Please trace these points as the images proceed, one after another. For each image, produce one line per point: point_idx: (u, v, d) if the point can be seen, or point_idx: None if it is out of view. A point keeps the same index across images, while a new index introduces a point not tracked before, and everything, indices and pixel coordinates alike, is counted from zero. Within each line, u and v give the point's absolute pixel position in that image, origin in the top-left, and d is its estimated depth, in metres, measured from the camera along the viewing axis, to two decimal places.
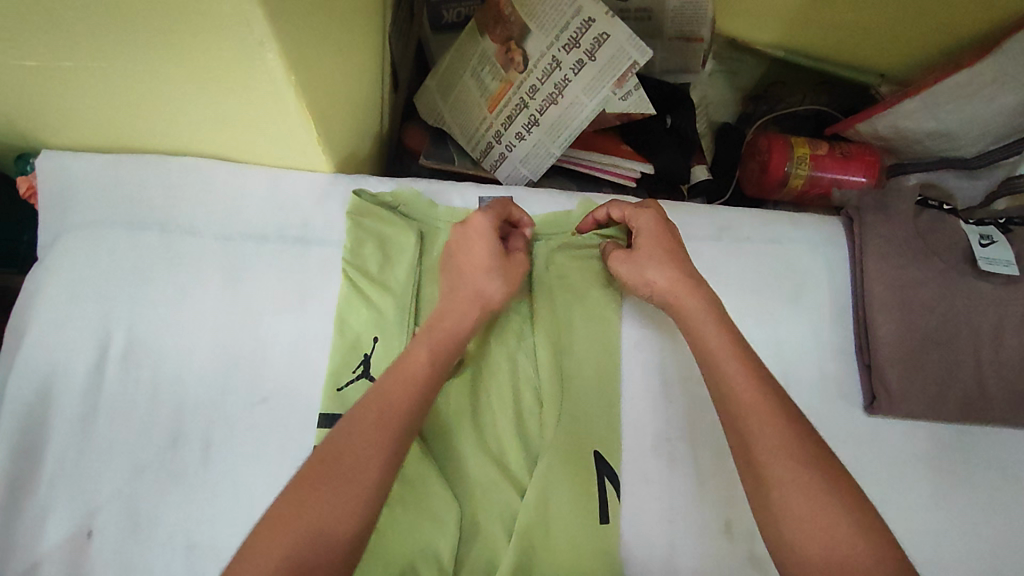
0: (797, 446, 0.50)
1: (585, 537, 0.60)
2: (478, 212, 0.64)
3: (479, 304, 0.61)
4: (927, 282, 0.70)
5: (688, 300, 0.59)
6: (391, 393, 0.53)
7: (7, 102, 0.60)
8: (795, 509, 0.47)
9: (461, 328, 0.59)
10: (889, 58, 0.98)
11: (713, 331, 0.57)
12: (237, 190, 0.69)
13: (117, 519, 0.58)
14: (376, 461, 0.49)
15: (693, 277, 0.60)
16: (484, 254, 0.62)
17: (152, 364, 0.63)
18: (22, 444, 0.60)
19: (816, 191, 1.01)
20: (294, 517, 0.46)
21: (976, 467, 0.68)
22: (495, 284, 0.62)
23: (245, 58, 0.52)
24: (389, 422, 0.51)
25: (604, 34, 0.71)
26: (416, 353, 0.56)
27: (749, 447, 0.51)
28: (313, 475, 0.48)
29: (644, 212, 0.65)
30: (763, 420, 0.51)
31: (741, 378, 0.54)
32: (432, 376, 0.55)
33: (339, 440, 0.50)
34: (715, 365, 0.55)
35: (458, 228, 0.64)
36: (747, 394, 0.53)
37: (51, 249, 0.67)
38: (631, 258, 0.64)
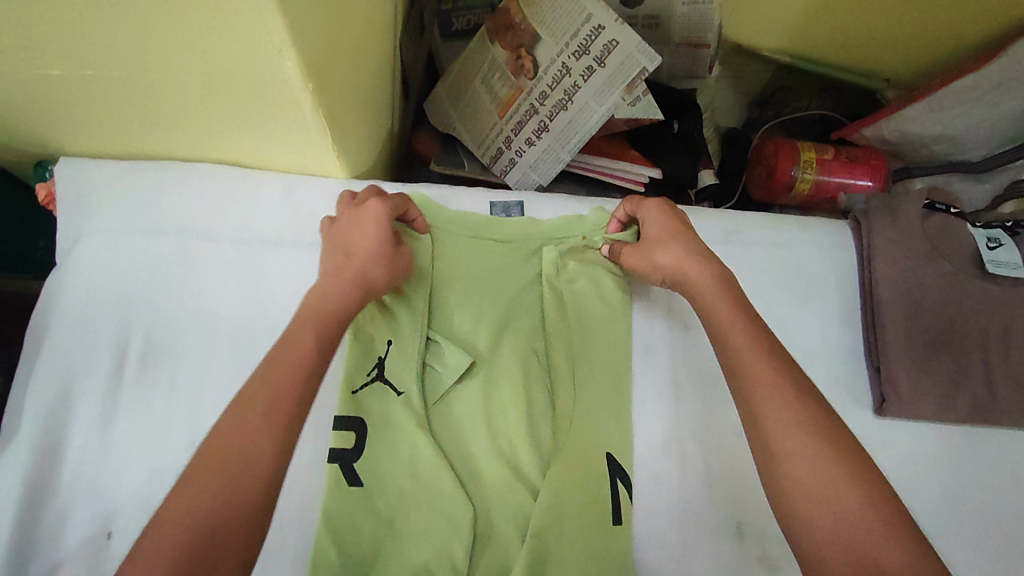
0: (805, 417, 0.50)
1: (597, 539, 0.60)
2: (373, 200, 0.63)
3: (363, 287, 0.59)
4: (934, 284, 0.71)
5: (697, 275, 0.60)
6: (276, 376, 0.49)
7: (28, 110, 0.61)
8: (805, 480, 0.48)
9: (344, 309, 0.57)
10: (895, 64, 0.99)
11: (723, 304, 0.58)
12: (252, 195, 0.70)
13: (136, 521, 0.59)
14: (268, 450, 0.46)
15: (702, 254, 0.61)
16: (375, 237, 0.61)
17: (169, 367, 0.64)
18: (42, 447, 0.60)
19: (822, 195, 1.01)
20: (187, 518, 0.43)
21: (986, 470, 0.69)
22: (381, 271, 0.61)
23: (263, 64, 0.53)
24: (281, 406, 0.48)
25: (614, 41, 0.72)
26: (302, 334, 0.53)
27: (758, 421, 0.51)
28: (203, 471, 0.45)
29: (651, 202, 0.66)
30: (773, 392, 0.51)
31: (750, 350, 0.54)
32: (319, 358, 0.52)
33: (229, 429, 0.47)
34: (726, 340, 0.56)
35: (350, 214, 0.63)
36: (755, 365, 0.53)
37: (71, 254, 0.68)
38: (642, 245, 0.65)
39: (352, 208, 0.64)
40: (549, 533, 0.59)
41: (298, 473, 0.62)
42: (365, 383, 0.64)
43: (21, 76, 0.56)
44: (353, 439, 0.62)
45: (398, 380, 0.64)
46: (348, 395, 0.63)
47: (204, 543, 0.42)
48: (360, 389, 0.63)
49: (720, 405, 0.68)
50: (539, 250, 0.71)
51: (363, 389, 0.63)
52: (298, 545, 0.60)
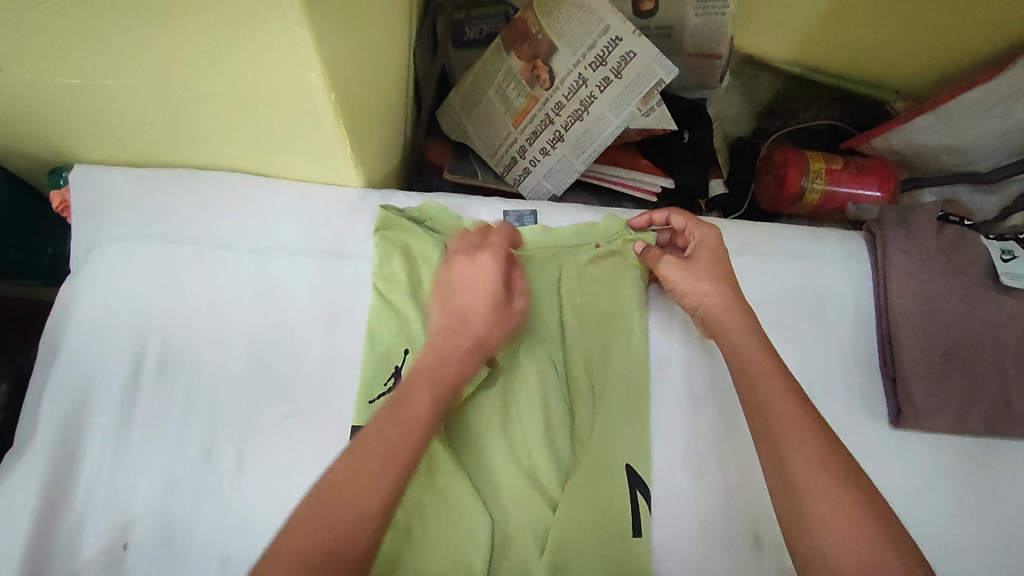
0: (828, 458, 0.51)
1: (617, 550, 0.60)
2: (485, 258, 0.64)
3: (476, 351, 0.60)
4: (949, 297, 0.71)
5: (734, 318, 0.61)
6: (392, 433, 0.51)
7: (47, 117, 0.61)
8: (833, 520, 0.48)
9: (459, 373, 0.58)
10: (904, 76, 1.00)
11: (755, 350, 0.59)
12: (270, 204, 0.70)
13: (152, 531, 0.58)
14: (380, 504, 0.48)
15: (745, 302, 0.63)
16: (489, 298, 0.62)
17: (186, 375, 0.64)
18: (59, 456, 0.60)
19: (831, 205, 1.02)
20: (301, 562, 0.44)
21: (1001, 480, 0.69)
22: (494, 331, 0.62)
23: (289, 76, 0.53)
24: (395, 463, 0.50)
25: (631, 52, 0.73)
26: (420, 395, 0.55)
27: (783, 462, 0.52)
28: (317, 515, 0.46)
29: (708, 228, 0.68)
30: (802, 436, 0.52)
31: (780, 396, 0.55)
32: (432, 423, 0.54)
33: (348, 478, 0.48)
34: (755, 385, 0.57)
35: (464, 269, 0.64)
36: (783, 410, 0.54)
37: (86, 261, 0.68)
38: (683, 271, 0.66)
39: (464, 258, 0.65)
40: (567, 543, 0.59)
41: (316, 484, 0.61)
42: (381, 393, 0.64)
43: (42, 84, 0.56)
44: None
45: None
46: (364, 405, 0.63)
47: None
48: (376, 399, 0.63)
49: (737, 416, 0.68)
50: (548, 260, 0.72)
51: (380, 399, 0.63)
52: None
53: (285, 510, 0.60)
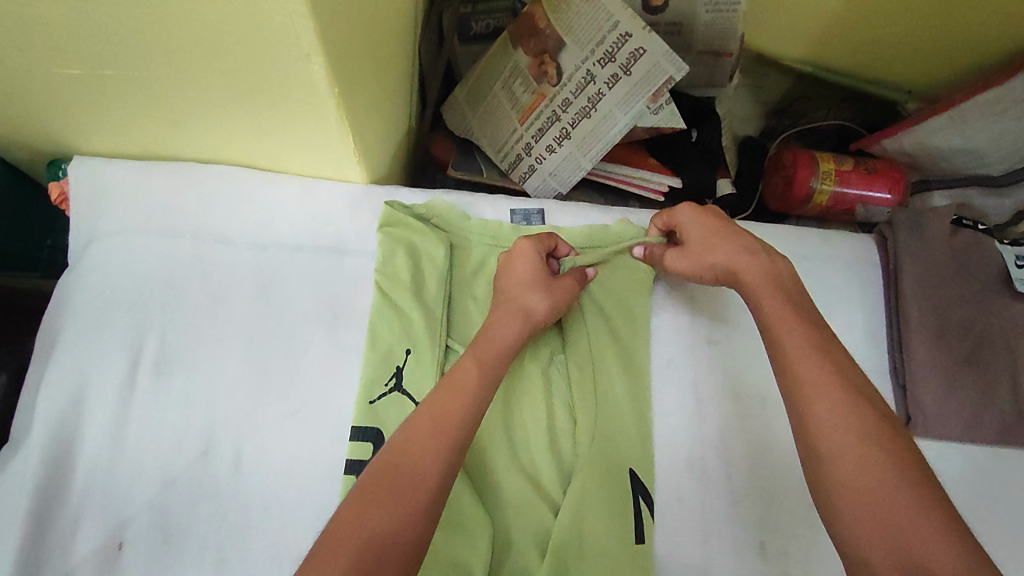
0: (852, 417, 0.48)
1: (620, 557, 0.59)
2: (521, 239, 0.67)
3: (522, 316, 0.62)
4: (962, 303, 0.70)
5: (746, 270, 0.60)
6: (443, 402, 0.53)
7: (46, 108, 0.60)
8: (856, 479, 0.46)
9: (506, 338, 0.60)
10: (916, 77, 0.98)
11: (775, 303, 0.57)
12: (271, 199, 0.69)
13: (148, 531, 0.57)
14: (435, 467, 0.49)
15: (750, 250, 0.61)
16: (529, 272, 0.64)
17: (185, 372, 0.63)
18: (53, 453, 0.59)
19: (840, 207, 1.00)
20: (361, 521, 0.45)
21: (1011, 490, 0.67)
22: (539, 298, 0.63)
23: (290, 67, 0.52)
24: (446, 427, 0.51)
25: (640, 49, 0.72)
26: (464, 365, 0.56)
27: (803, 418, 0.50)
28: (377, 483, 0.48)
29: (682, 207, 0.66)
30: (822, 391, 0.50)
31: (802, 355, 0.53)
32: (483, 390, 0.55)
33: (400, 446, 0.50)
34: (780, 348, 0.54)
35: (504, 256, 0.67)
36: (809, 369, 0.52)
37: (84, 255, 0.67)
38: (685, 252, 0.65)
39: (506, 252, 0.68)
40: (569, 548, 0.58)
41: (315, 483, 0.60)
42: (383, 393, 0.63)
43: (40, 74, 0.55)
44: (370, 451, 0.61)
45: (417, 390, 0.63)
46: (365, 405, 0.62)
47: (380, 545, 0.45)
48: (378, 399, 0.63)
49: (743, 421, 0.67)
50: None
51: (381, 399, 0.63)
52: None
53: (284, 511, 0.59)
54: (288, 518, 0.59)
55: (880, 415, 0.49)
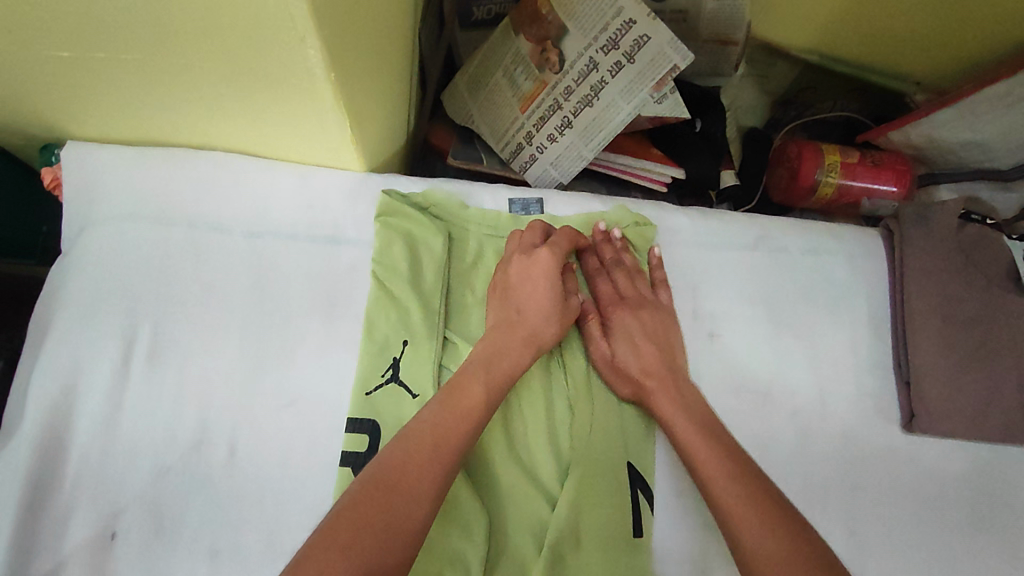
0: (752, 490, 0.53)
1: (615, 552, 0.58)
2: (544, 250, 0.66)
3: (534, 345, 0.61)
4: (969, 298, 0.69)
5: (659, 394, 0.62)
6: (443, 422, 0.52)
7: (37, 92, 0.59)
8: (736, 511, 0.52)
9: (517, 366, 0.59)
10: (925, 66, 0.96)
11: (674, 408, 0.60)
12: (267, 187, 0.68)
13: (141, 521, 0.57)
14: (429, 493, 0.49)
15: (668, 378, 0.63)
16: (548, 292, 0.64)
17: (178, 362, 0.62)
18: (45, 442, 0.58)
19: (846, 200, 0.99)
20: (353, 541, 0.44)
21: (1011, 487, 0.67)
22: (554, 328, 0.63)
23: (284, 50, 0.50)
24: (445, 451, 0.51)
25: (645, 36, 0.70)
26: (471, 384, 0.56)
27: (715, 499, 0.54)
28: (369, 504, 0.46)
29: (627, 313, 0.67)
30: (722, 471, 0.55)
31: (695, 439, 0.58)
32: (483, 412, 0.55)
33: (398, 464, 0.49)
34: (676, 433, 0.59)
35: (523, 261, 0.65)
36: (696, 443, 0.57)
37: (76, 241, 0.66)
38: (615, 356, 0.65)
39: (521, 256, 0.66)
40: (567, 543, 0.58)
41: (310, 475, 0.59)
42: (380, 384, 0.62)
43: (31, 57, 0.53)
44: (366, 443, 0.60)
45: (414, 381, 0.62)
46: (362, 397, 0.61)
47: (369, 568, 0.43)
48: (375, 390, 0.62)
49: (746, 416, 0.66)
50: None
51: (377, 391, 0.62)
52: None
53: (279, 503, 0.59)
54: (283, 510, 0.58)
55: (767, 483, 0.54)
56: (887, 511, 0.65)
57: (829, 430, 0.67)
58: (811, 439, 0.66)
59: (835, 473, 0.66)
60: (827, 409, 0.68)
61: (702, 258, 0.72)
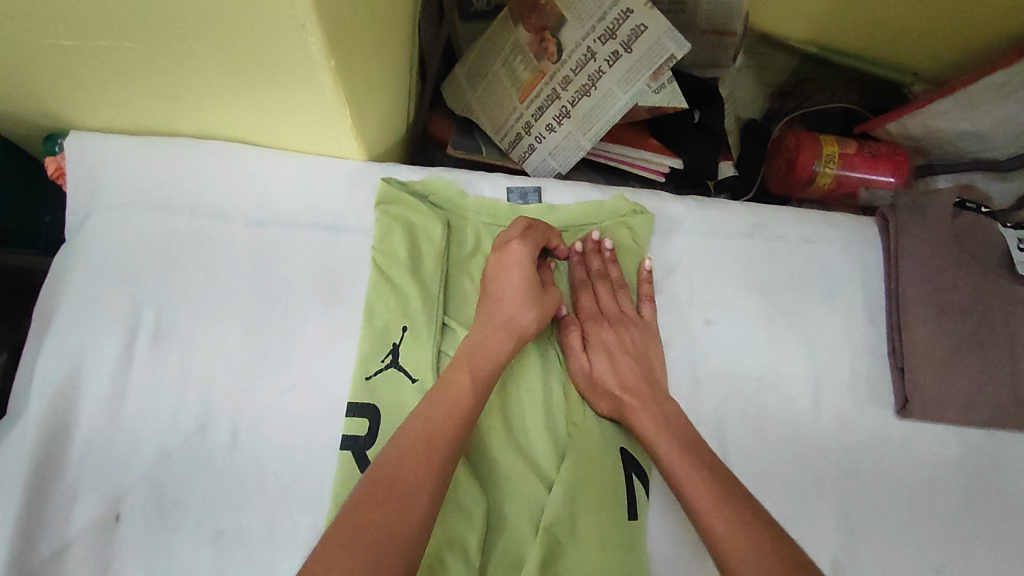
0: (756, 532, 0.50)
1: (611, 534, 0.59)
2: (516, 241, 0.65)
3: (514, 331, 0.61)
4: (963, 286, 0.69)
5: (644, 415, 0.61)
6: (434, 417, 0.53)
7: (40, 80, 0.59)
8: (734, 553, 0.50)
9: (498, 353, 0.60)
10: (923, 58, 0.96)
11: (664, 437, 0.59)
12: (268, 175, 0.69)
13: (145, 503, 0.58)
14: (427, 487, 0.49)
15: (649, 397, 0.62)
16: (523, 281, 0.63)
17: (181, 348, 0.63)
18: (52, 424, 0.59)
19: (843, 190, 0.99)
20: (354, 541, 0.45)
21: (1003, 471, 0.68)
22: (532, 314, 0.63)
23: (284, 38, 0.51)
24: (439, 444, 0.52)
25: (642, 25, 0.70)
26: (458, 377, 0.57)
27: (712, 541, 0.52)
28: (365, 505, 0.47)
29: (608, 327, 0.67)
30: (722, 510, 0.52)
31: (692, 476, 0.55)
32: (474, 403, 0.55)
33: (392, 464, 0.50)
34: (672, 468, 0.57)
35: (497, 256, 0.65)
36: (694, 481, 0.55)
37: (80, 229, 0.67)
38: (593, 370, 0.65)
39: (496, 250, 0.66)
40: (563, 525, 0.58)
41: (311, 458, 0.60)
42: (380, 368, 0.63)
43: (35, 45, 0.54)
44: (365, 427, 0.61)
45: (413, 366, 0.63)
46: (362, 381, 0.62)
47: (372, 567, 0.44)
48: (375, 374, 0.63)
49: (741, 401, 0.67)
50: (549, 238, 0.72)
51: (377, 375, 0.63)
52: (309, 533, 0.58)
53: (280, 486, 0.60)
54: (284, 492, 0.59)
55: (770, 525, 0.51)
56: (881, 495, 0.66)
57: (823, 416, 0.68)
58: (806, 424, 0.67)
59: (829, 458, 0.66)
60: (821, 395, 0.68)
61: (699, 246, 0.72)
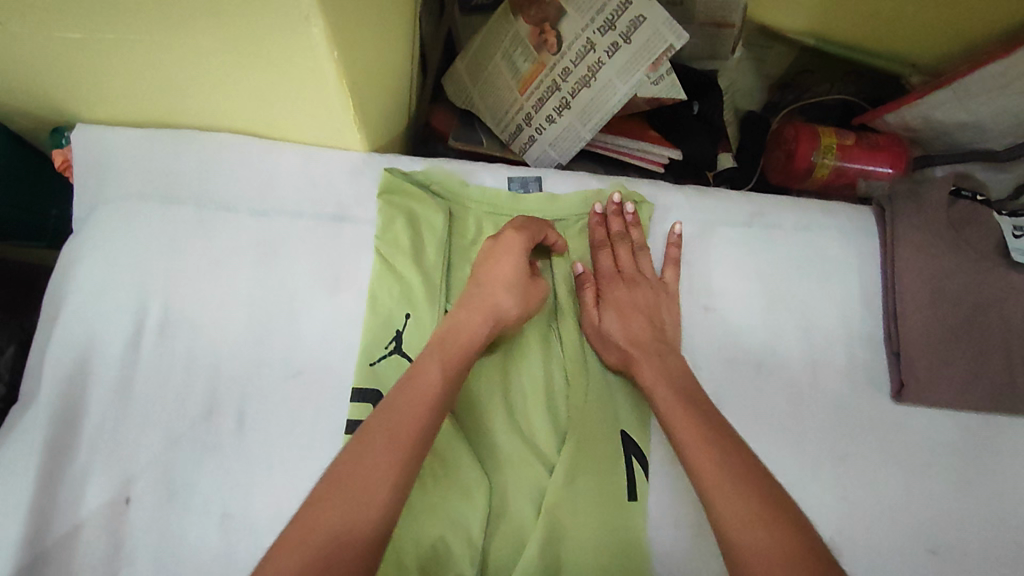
0: (747, 484, 0.52)
1: (611, 517, 0.60)
2: (511, 230, 0.66)
3: (493, 318, 0.61)
4: (958, 272, 0.70)
5: (647, 364, 0.63)
6: (401, 406, 0.53)
7: (47, 73, 0.60)
8: (723, 502, 0.51)
9: (473, 341, 0.60)
10: (921, 49, 0.97)
11: (665, 387, 0.60)
12: (272, 166, 0.70)
13: (154, 487, 0.59)
14: (388, 476, 0.49)
15: (653, 349, 0.64)
16: (509, 267, 0.64)
17: (188, 335, 0.64)
18: (62, 411, 0.60)
19: (842, 181, 1.00)
20: (313, 532, 0.46)
21: (998, 456, 0.69)
22: (512, 302, 0.63)
23: (287, 29, 0.51)
24: (403, 433, 0.51)
25: (640, 16, 0.71)
26: (430, 364, 0.56)
27: (704, 490, 0.53)
28: (326, 495, 0.48)
29: (619, 287, 0.68)
30: (714, 461, 0.54)
31: (687, 424, 0.57)
32: (445, 393, 0.55)
33: (355, 453, 0.50)
34: (670, 414, 0.58)
35: (489, 242, 0.66)
36: (689, 429, 0.56)
37: (88, 220, 0.68)
38: (602, 326, 0.67)
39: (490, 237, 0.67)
40: (564, 508, 0.59)
41: (317, 443, 0.62)
42: (383, 355, 0.64)
43: (42, 38, 0.55)
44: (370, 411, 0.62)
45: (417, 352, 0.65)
46: (365, 367, 0.64)
47: (328, 557, 0.45)
48: (378, 361, 0.64)
49: (739, 386, 0.68)
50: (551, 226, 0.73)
51: (381, 362, 0.64)
52: None
53: (286, 469, 0.61)
54: (290, 476, 0.61)
55: (761, 474, 0.53)
56: (877, 478, 0.67)
57: (820, 402, 0.69)
58: (803, 409, 0.68)
59: (827, 442, 0.67)
60: (819, 381, 0.69)
61: (697, 234, 0.73)
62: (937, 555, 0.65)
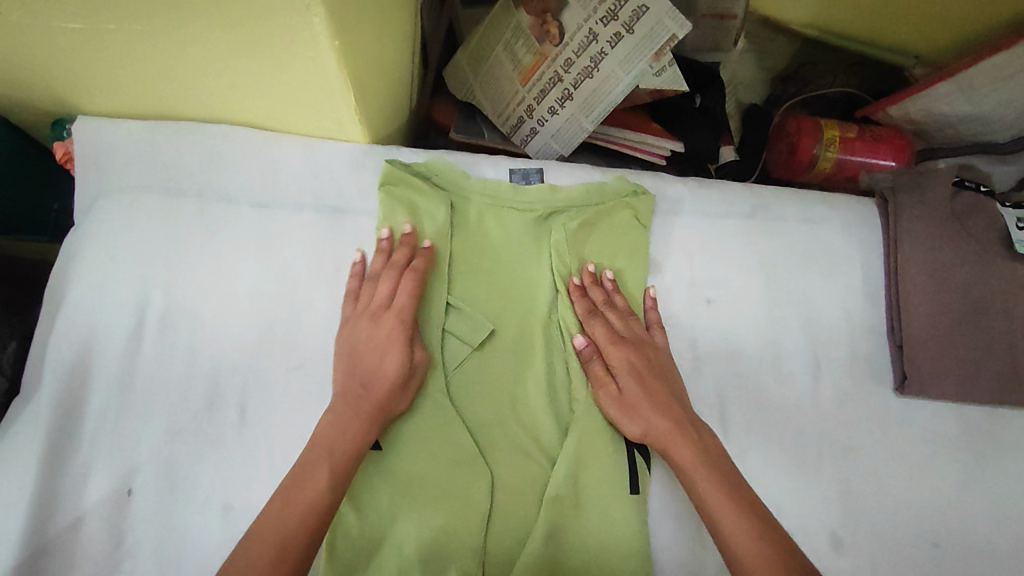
0: None
1: (613, 510, 0.60)
2: (391, 313, 0.61)
3: (381, 412, 0.57)
4: (962, 265, 0.70)
5: (680, 448, 0.58)
6: (287, 522, 0.50)
7: (46, 65, 0.60)
8: None
9: (359, 440, 0.55)
10: (924, 40, 0.96)
11: (706, 478, 0.56)
12: (273, 158, 0.70)
13: (156, 480, 0.59)
14: None
15: (684, 428, 0.59)
16: (394, 354, 0.59)
17: (189, 329, 0.64)
18: (64, 403, 0.60)
19: (845, 174, 1.00)
20: None
21: (1000, 448, 0.69)
22: (400, 395, 0.59)
23: (288, 19, 0.51)
24: (289, 553, 0.49)
25: (643, 6, 0.71)
26: (315, 475, 0.52)
27: None
28: None
29: (633, 350, 0.64)
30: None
31: (741, 530, 0.53)
32: (330, 502, 0.52)
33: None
34: (714, 516, 0.54)
35: (370, 324, 0.61)
36: (743, 539, 0.52)
37: (89, 212, 0.68)
38: (623, 394, 0.62)
39: (371, 317, 0.61)
40: (566, 501, 0.60)
41: None
42: None
43: (40, 28, 0.54)
44: None
45: None
46: None
47: None
48: None
49: (741, 380, 0.68)
50: (547, 219, 0.71)
51: None
52: None
53: (287, 462, 0.61)
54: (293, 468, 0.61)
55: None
56: (879, 472, 0.67)
57: (822, 395, 0.69)
58: (806, 402, 0.68)
59: (830, 435, 0.67)
60: (822, 374, 0.69)
61: (700, 227, 0.73)
62: (939, 547, 0.65)
